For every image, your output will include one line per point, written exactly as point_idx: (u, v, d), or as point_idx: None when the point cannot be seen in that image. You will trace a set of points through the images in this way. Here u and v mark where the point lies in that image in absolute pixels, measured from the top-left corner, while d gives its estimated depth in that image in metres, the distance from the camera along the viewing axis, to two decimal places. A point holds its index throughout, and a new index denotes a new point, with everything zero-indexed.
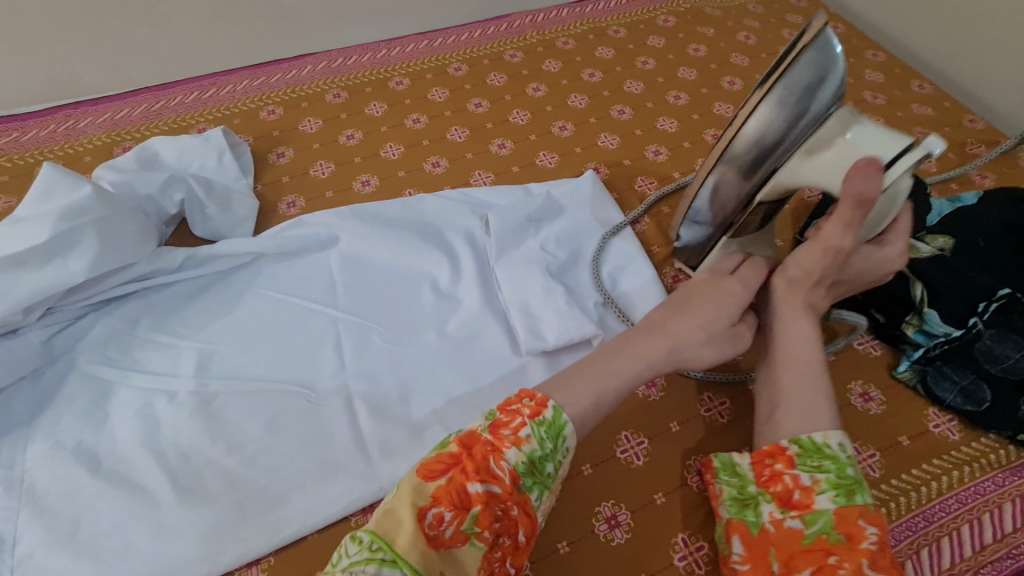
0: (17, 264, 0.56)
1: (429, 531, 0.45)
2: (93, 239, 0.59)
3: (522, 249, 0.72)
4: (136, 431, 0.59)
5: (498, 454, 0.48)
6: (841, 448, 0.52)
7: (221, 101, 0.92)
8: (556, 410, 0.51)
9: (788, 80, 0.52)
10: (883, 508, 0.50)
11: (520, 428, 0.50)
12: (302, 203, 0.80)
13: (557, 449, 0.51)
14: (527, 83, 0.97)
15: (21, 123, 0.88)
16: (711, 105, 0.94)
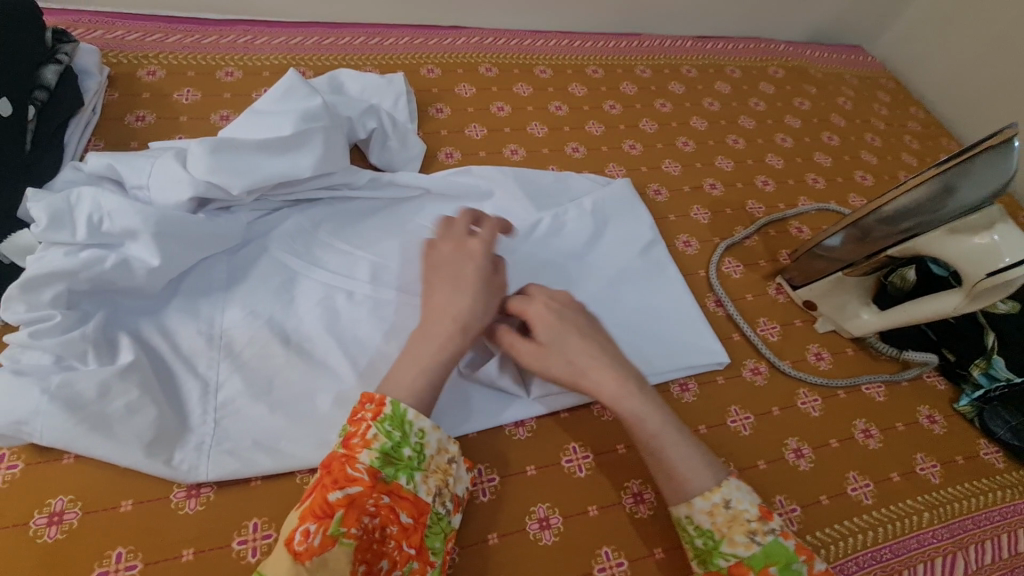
0: (262, 148, 0.64)
1: (297, 547, 0.44)
2: (319, 140, 0.67)
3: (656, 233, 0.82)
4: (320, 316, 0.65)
5: (352, 459, 0.49)
6: (689, 521, 0.54)
7: (385, 51, 1.00)
8: (396, 403, 0.52)
9: (960, 168, 0.60)
10: (740, 564, 0.51)
11: (365, 431, 0.50)
12: (459, 155, 0.88)
13: (410, 434, 0.51)
14: (655, 98, 1.08)
15: (203, 27, 0.93)
16: (812, 153, 1.06)
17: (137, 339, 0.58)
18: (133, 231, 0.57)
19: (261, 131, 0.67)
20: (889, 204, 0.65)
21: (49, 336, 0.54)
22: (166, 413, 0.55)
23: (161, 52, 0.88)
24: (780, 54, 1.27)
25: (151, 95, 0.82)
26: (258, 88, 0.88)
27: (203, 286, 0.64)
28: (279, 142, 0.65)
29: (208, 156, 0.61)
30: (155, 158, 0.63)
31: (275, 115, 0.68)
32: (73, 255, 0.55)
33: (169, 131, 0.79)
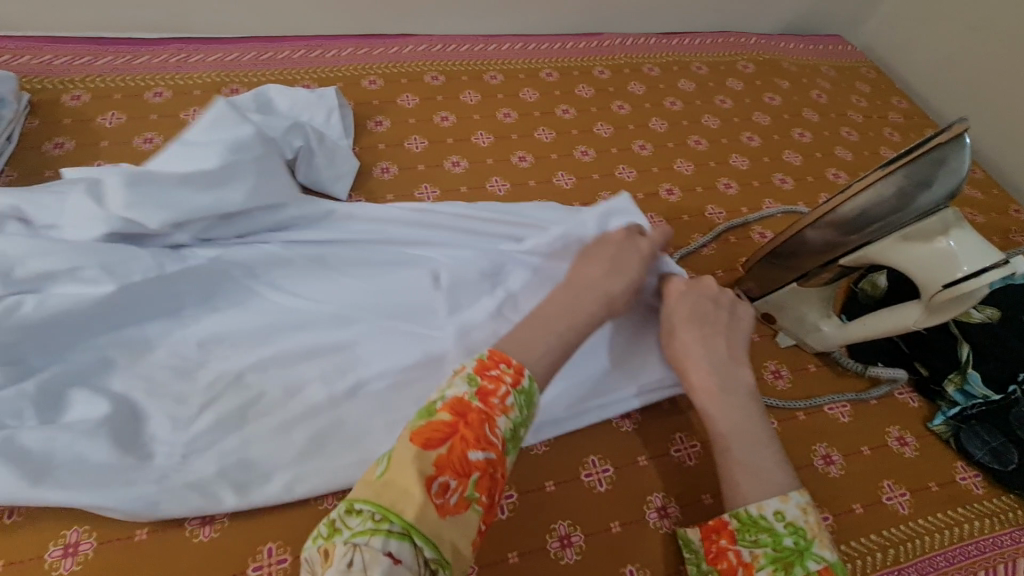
0: (185, 182, 0.60)
1: (438, 499, 0.42)
2: (253, 175, 0.63)
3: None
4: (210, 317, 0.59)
5: (493, 421, 0.46)
6: (777, 518, 0.50)
7: (326, 63, 0.96)
8: (530, 378, 0.51)
9: (913, 165, 0.55)
10: (832, 572, 0.47)
11: (505, 395, 0.48)
12: (395, 170, 0.84)
13: (530, 416, 0.50)
14: (612, 100, 1.03)
15: (135, 48, 0.91)
16: (781, 152, 1.00)
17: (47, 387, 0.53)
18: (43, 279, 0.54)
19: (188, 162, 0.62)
20: (845, 207, 0.59)
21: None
22: (68, 472, 0.50)
23: (88, 75, 0.85)
24: (750, 47, 1.21)
25: (73, 121, 0.80)
26: (187, 108, 0.84)
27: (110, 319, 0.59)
28: (212, 176, 0.61)
29: (129, 190, 0.58)
30: (65, 192, 0.58)
31: (205, 146, 0.63)
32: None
33: (87, 159, 0.76)
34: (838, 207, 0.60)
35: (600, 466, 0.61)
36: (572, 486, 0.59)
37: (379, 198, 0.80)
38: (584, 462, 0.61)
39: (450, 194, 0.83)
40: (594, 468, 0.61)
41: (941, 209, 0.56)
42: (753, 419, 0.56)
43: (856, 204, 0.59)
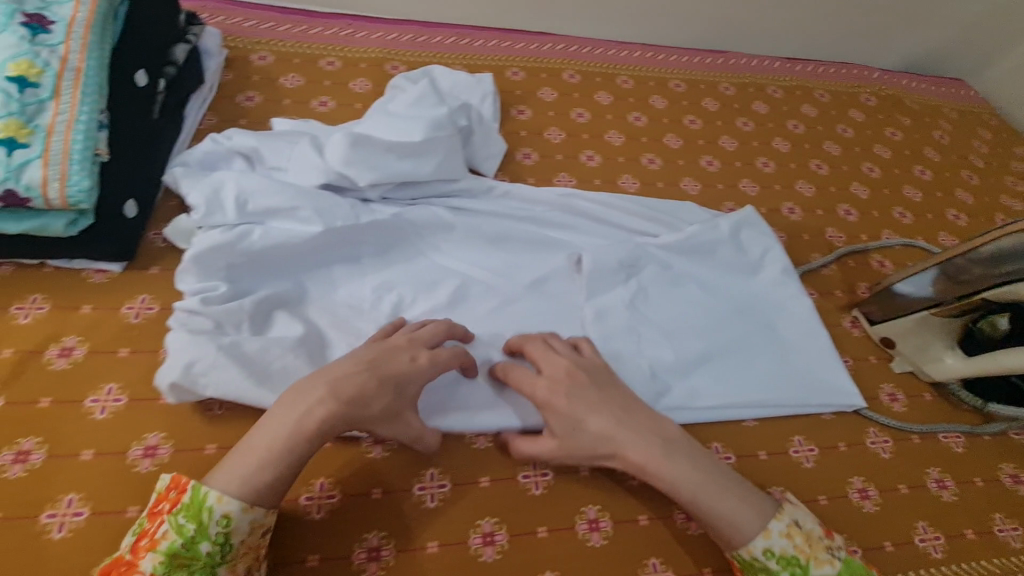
0: (391, 149, 0.68)
1: None
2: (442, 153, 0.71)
3: (762, 255, 0.77)
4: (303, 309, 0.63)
5: (132, 570, 0.44)
6: (768, 557, 0.53)
7: (473, 51, 1.03)
8: (198, 487, 0.46)
9: None
10: None
11: (156, 529, 0.45)
12: (536, 156, 0.90)
13: (208, 524, 0.45)
14: (737, 116, 1.06)
15: (309, 19, 1.00)
16: (901, 186, 1.01)
17: (264, 303, 0.61)
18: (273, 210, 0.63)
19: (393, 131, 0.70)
20: (988, 244, 0.65)
21: (207, 303, 0.58)
22: (283, 377, 0.57)
23: (271, 38, 0.95)
24: (873, 81, 1.22)
25: (259, 78, 0.89)
26: (355, 78, 0.93)
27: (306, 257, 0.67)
28: (410, 146, 0.69)
29: (346, 148, 0.66)
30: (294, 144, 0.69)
31: (406, 119, 0.72)
32: (226, 230, 0.61)
33: (271, 113, 0.85)
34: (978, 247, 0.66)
35: (723, 453, 0.65)
36: None
37: (522, 181, 0.86)
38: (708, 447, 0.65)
39: (585, 185, 0.88)
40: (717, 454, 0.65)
41: None
42: (702, 471, 0.55)
43: (998, 243, 0.65)
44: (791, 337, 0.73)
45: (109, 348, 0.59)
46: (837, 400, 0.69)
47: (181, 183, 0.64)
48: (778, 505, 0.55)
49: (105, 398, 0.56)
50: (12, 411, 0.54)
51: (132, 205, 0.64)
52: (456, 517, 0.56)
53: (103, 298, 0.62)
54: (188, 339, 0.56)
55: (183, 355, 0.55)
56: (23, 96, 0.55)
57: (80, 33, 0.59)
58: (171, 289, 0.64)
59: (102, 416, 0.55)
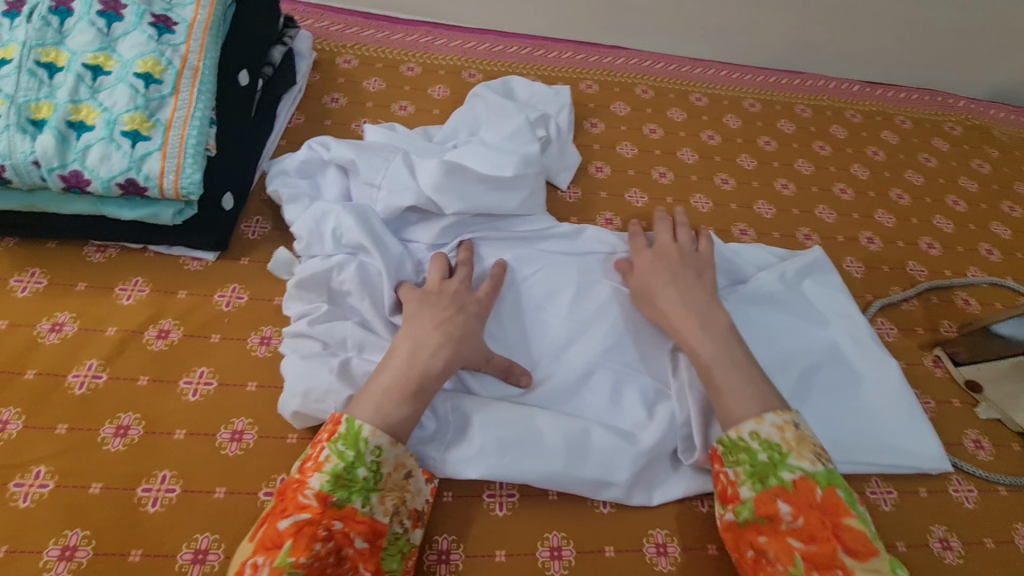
0: (482, 181, 0.69)
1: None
2: (530, 188, 0.72)
3: (833, 314, 0.75)
4: (372, 305, 0.61)
5: (302, 487, 0.49)
6: (753, 438, 0.55)
7: (549, 63, 1.04)
8: (351, 420, 0.52)
9: None
10: (807, 478, 0.52)
11: (320, 453, 0.50)
12: (608, 170, 0.90)
13: (364, 452, 0.50)
14: (814, 139, 1.03)
15: (393, 25, 1.03)
16: (989, 221, 0.96)
17: (363, 326, 0.60)
18: (367, 242, 0.63)
19: (485, 164, 0.71)
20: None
21: (313, 325, 0.59)
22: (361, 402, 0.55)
23: (356, 42, 0.98)
24: (959, 110, 1.17)
25: (345, 80, 0.92)
26: (435, 84, 0.95)
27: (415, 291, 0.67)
28: (500, 181, 0.69)
29: (441, 174, 0.67)
30: (387, 158, 0.69)
31: (499, 153, 0.72)
32: (325, 259, 0.62)
33: (355, 113, 0.87)
34: None
35: None
36: None
37: (595, 195, 0.86)
38: None
39: (658, 202, 0.87)
40: None
41: None
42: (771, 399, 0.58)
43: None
44: (878, 397, 0.69)
45: (201, 333, 0.62)
46: (917, 460, 0.65)
47: (283, 204, 0.66)
48: (785, 407, 0.57)
49: (196, 381, 0.58)
50: (116, 386, 0.57)
51: (229, 198, 0.67)
52: (526, 528, 0.56)
53: (197, 284, 0.65)
54: (299, 364, 0.56)
55: (298, 382, 0.55)
56: (147, 92, 0.58)
57: (200, 35, 0.62)
58: (260, 280, 0.67)
59: (194, 399, 0.57)
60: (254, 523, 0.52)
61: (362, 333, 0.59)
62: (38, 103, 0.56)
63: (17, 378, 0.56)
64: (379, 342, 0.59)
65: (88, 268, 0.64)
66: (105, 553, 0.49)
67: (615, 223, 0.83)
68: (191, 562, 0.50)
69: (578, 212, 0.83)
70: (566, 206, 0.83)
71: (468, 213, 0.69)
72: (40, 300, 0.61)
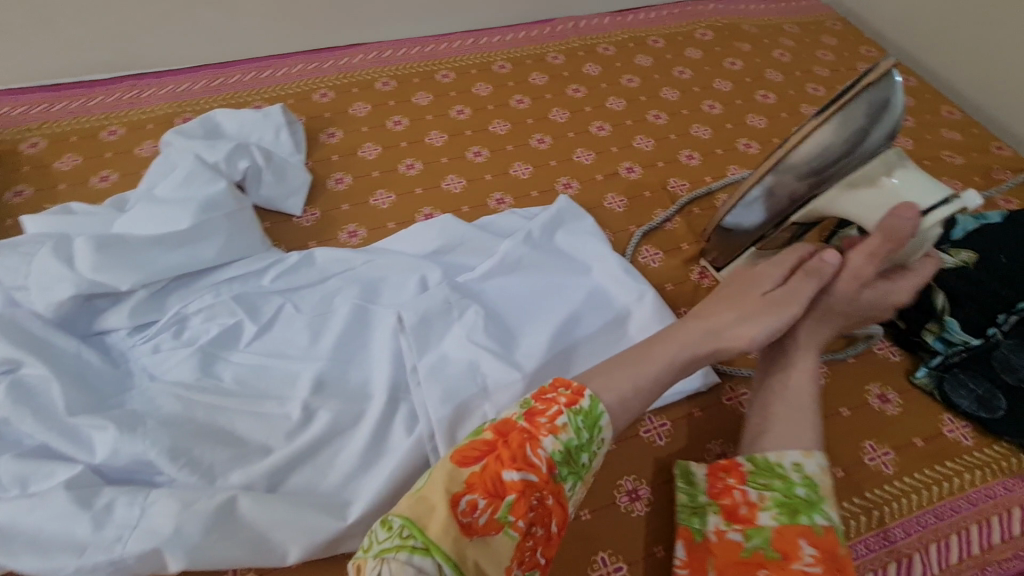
0: (155, 243, 0.62)
1: (463, 518, 0.45)
2: (223, 230, 0.66)
3: (588, 258, 0.73)
4: (34, 424, 0.52)
5: (535, 442, 0.48)
6: (794, 469, 0.53)
7: (277, 82, 0.97)
8: (593, 400, 0.52)
9: (847, 107, 0.54)
10: (833, 531, 0.50)
11: (556, 415, 0.50)
12: (350, 179, 0.84)
13: (591, 439, 0.51)
14: (568, 84, 1.01)
15: (89, 89, 0.92)
16: (744, 116, 0.97)
17: (30, 454, 0.52)
18: (17, 354, 0.55)
19: (158, 221, 0.64)
20: (794, 155, 0.57)
21: None
22: (20, 546, 0.47)
23: (44, 122, 0.87)
24: (708, 14, 1.18)
25: (32, 167, 0.81)
26: (141, 142, 0.86)
27: (109, 380, 0.58)
28: (179, 235, 0.63)
29: (100, 253, 0.59)
30: (34, 251, 0.60)
31: (175, 203, 0.65)
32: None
33: (46, 202, 0.78)
34: (785, 160, 0.58)
35: None
36: None
37: (335, 210, 0.80)
38: None
39: (407, 197, 0.83)
40: None
41: (883, 149, 0.58)
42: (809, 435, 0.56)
43: (816, 150, 0.56)
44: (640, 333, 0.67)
45: None
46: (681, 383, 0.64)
47: None
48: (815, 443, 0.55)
49: None
50: None
51: None
52: None
53: None
54: None
55: None
56: None
57: None
58: None
59: None
60: None
61: (21, 463, 0.51)
62: None
63: None
64: (46, 467, 0.51)
65: None
66: None
67: (359, 234, 0.78)
68: None
69: (316, 234, 0.77)
70: (301, 231, 0.77)
71: (152, 281, 0.62)
72: None
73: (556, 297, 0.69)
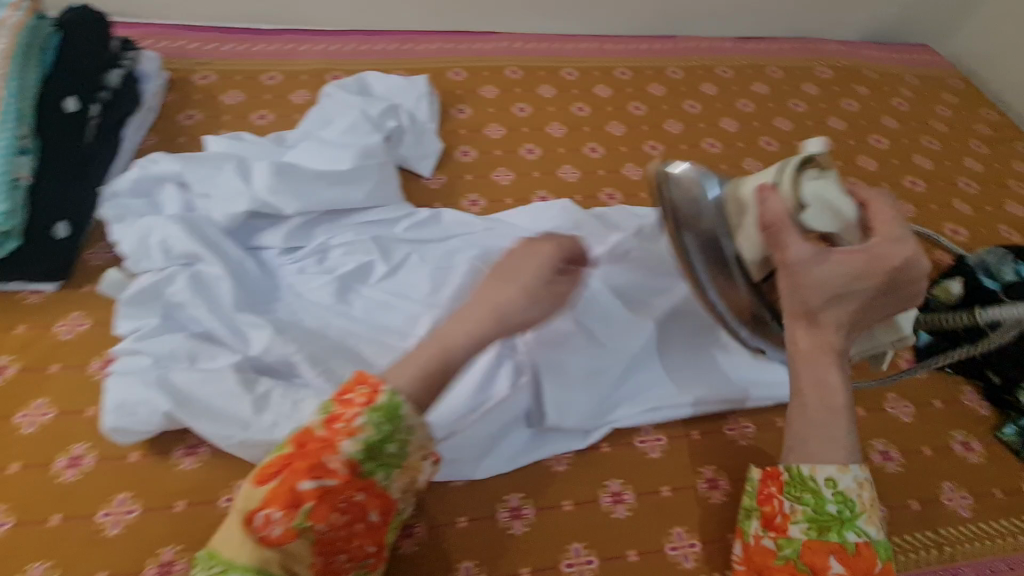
0: (318, 177, 0.69)
1: (258, 531, 0.43)
2: (373, 177, 0.73)
3: None
4: (206, 312, 0.61)
5: (332, 449, 0.45)
6: (828, 485, 0.52)
7: (417, 56, 1.05)
8: (392, 394, 0.48)
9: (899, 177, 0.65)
10: (869, 544, 0.50)
11: (352, 416, 0.47)
12: (475, 153, 0.90)
13: (400, 426, 0.48)
14: (685, 99, 1.05)
15: (254, 36, 1.02)
16: (855, 156, 0.99)
17: (199, 337, 0.60)
18: (198, 250, 0.63)
19: (322, 160, 0.72)
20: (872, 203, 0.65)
21: (141, 340, 0.59)
22: (191, 409, 0.55)
23: (214, 58, 0.97)
24: (829, 54, 1.20)
25: (202, 96, 0.91)
26: (295, 90, 0.95)
27: (264, 290, 0.67)
28: (339, 174, 0.70)
29: (275, 178, 0.67)
30: (219, 167, 0.69)
31: (337, 147, 0.73)
32: (156, 274, 0.62)
33: (211, 128, 0.87)
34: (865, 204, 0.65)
35: (654, 436, 0.67)
36: (627, 450, 0.66)
37: (459, 178, 0.86)
38: (639, 431, 0.67)
39: (525, 178, 0.88)
40: (648, 437, 0.67)
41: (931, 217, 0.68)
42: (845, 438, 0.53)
43: None
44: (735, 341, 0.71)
45: (39, 365, 0.61)
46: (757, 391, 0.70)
47: (113, 225, 0.66)
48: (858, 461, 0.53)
49: (33, 413, 0.58)
50: None
51: (63, 225, 0.67)
52: None
53: (37, 317, 0.64)
54: (122, 379, 0.56)
55: (117, 398, 0.55)
56: None
57: None
58: (103, 305, 0.66)
59: (31, 431, 0.57)
60: (91, 545, 0.52)
61: (193, 343, 0.59)
62: None
63: None
64: (214, 350, 0.59)
65: None
66: None
67: (479, 204, 0.84)
68: None
69: (441, 197, 0.84)
70: (429, 192, 0.84)
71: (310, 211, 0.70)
72: None
73: (660, 287, 0.72)
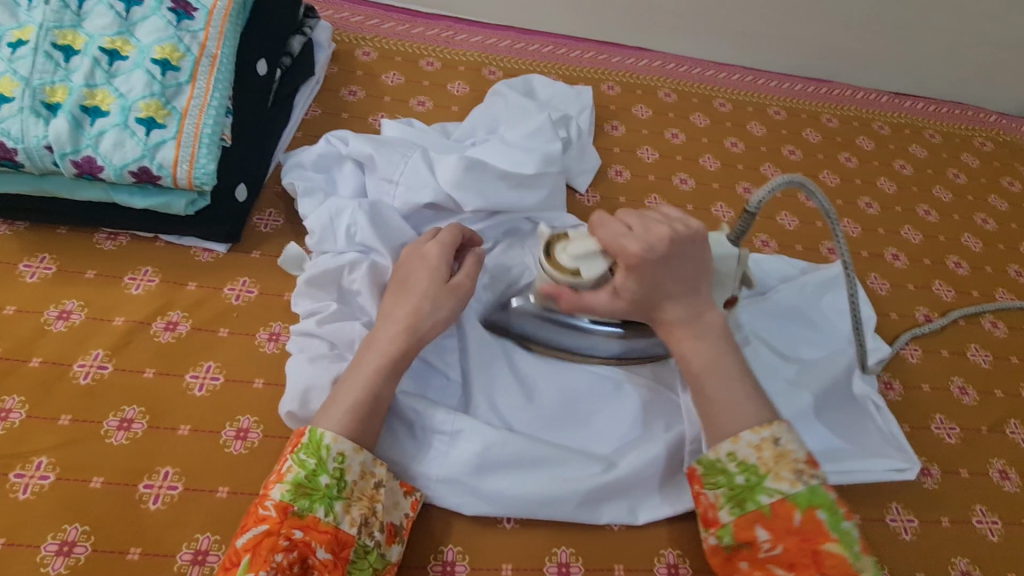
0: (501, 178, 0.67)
1: None
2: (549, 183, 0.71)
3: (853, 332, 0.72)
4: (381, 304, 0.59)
5: (263, 498, 0.47)
6: (729, 459, 0.50)
7: (571, 63, 1.02)
8: (314, 429, 0.49)
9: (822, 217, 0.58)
10: (785, 502, 0.48)
11: (283, 465, 0.48)
12: (628, 174, 0.88)
13: (326, 460, 0.47)
14: (840, 150, 1.00)
15: (413, 18, 1.01)
16: (1018, 242, 0.94)
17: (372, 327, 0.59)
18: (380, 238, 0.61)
19: (505, 160, 0.70)
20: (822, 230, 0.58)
21: (322, 323, 0.59)
22: None
23: (376, 35, 0.96)
24: (990, 124, 1.13)
25: (363, 72, 0.90)
26: (453, 80, 0.93)
27: None
28: (522, 177, 0.68)
29: (460, 172, 0.65)
30: (407, 153, 0.67)
31: (520, 150, 0.70)
32: (337, 257, 0.61)
33: (373, 107, 0.86)
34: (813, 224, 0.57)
35: None
36: None
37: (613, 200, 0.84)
38: None
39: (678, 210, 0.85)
40: None
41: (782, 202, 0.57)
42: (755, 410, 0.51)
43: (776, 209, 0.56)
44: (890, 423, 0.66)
45: (209, 327, 0.60)
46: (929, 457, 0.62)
47: (301, 199, 0.66)
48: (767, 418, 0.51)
49: (203, 375, 0.58)
50: (120, 377, 0.56)
51: (242, 189, 0.66)
52: (537, 540, 0.56)
53: (206, 276, 0.64)
54: (307, 361, 0.56)
55: (301, 381, 0.55)
56: (165, 78, 0.58)
57: (219, 22, 0.61)
58: (270, 274, 0.65)
59: (201, 394, 0.56)
60: None
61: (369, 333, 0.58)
62: (53, 86, 0.55)
63: (23, 366, 0.55)
64: None
65: (97, 255, 0.63)
66: (104, 550, 0.48)
67: None
68: (192, 562, 0.49)
69: None
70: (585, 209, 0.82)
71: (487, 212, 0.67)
72: (50, 286, 0.60)
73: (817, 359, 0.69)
